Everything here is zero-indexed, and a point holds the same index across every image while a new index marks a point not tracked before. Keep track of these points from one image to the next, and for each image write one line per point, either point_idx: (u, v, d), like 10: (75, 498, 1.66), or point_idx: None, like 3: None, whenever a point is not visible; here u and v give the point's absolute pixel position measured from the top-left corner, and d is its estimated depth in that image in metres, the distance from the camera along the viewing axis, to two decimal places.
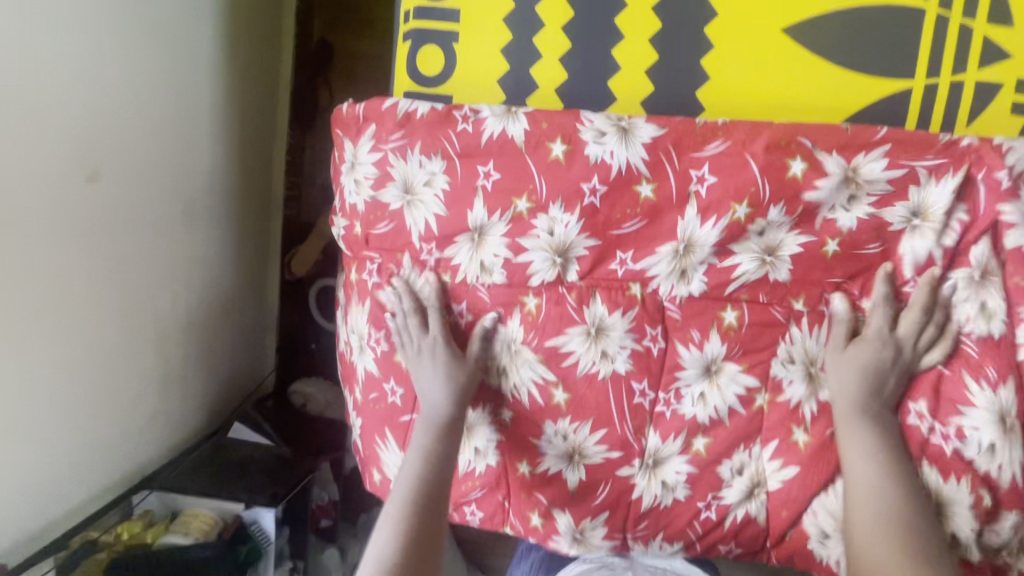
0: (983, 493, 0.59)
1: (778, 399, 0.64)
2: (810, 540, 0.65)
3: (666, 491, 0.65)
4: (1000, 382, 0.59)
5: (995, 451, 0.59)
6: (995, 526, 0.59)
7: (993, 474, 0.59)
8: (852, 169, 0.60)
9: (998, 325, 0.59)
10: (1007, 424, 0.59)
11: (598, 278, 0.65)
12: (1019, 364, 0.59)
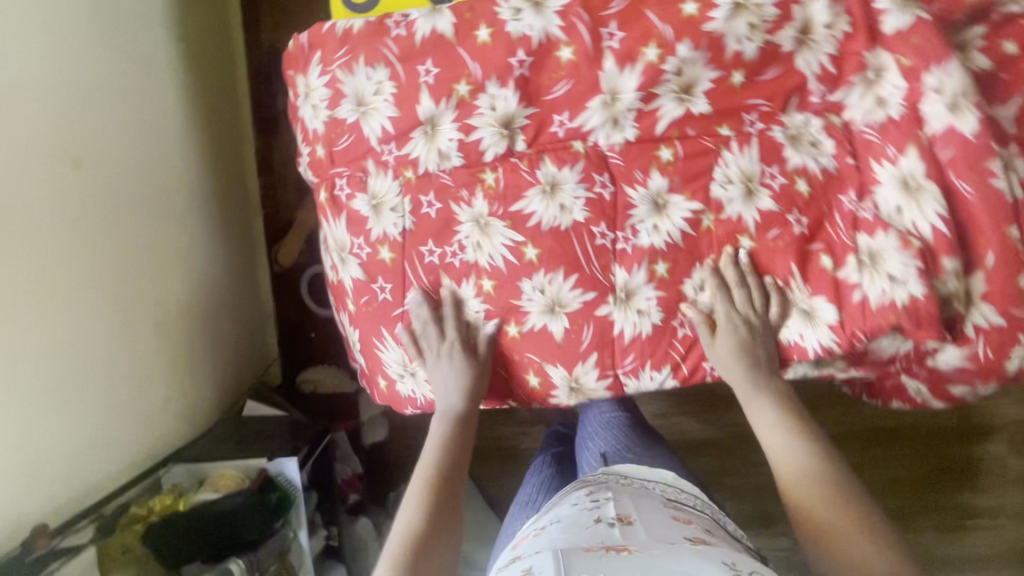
0: (908, 248, 0.65)
1: (722, 217, 0.70)
2: (783, 331, 0.72)
3: (643, 318, 0.72)
4: (901, 155, 0.67)
5: (903, 212, 0.66)
6: (935, 277, 0.65)
7: (912, 230, 0.66)
8: None
9: (897, 107, 0.67)
10: (911, 187, 0.66)
11: (544, 143, 0.72)
12: (925, 137, 0.66)
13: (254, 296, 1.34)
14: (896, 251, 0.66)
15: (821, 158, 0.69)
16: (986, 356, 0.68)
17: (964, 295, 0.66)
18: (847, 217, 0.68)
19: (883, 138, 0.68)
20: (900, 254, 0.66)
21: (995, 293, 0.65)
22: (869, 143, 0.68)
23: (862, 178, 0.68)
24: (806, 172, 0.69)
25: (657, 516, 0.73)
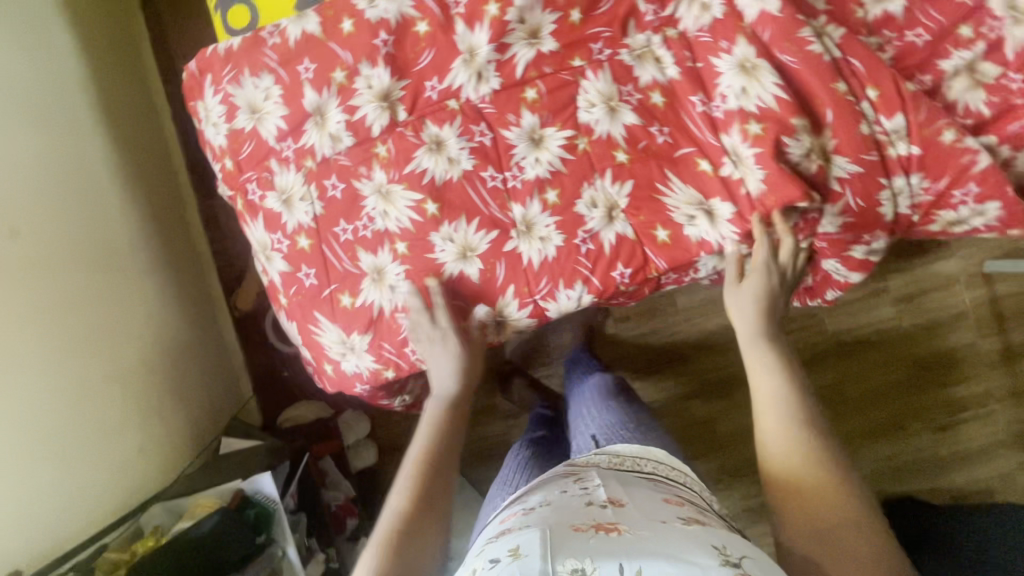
0: (753, 123, 0.71)
1: (594, 138, 0.77)
2: (683, 228, 0.75)
3: (545, 244, 0.77)
4: (734, 44, 0.73)
5: (749, 90, 0.71)
6: (791, 141, 0.70)
7: (759, 104, 0.71)
8: None
9: (721, 6, 0.75)
10: (748, 67, 0.72)
11: (423, 109, 0.79)
12: (747, 25, 0.73)
13: (221, 346, 1.38)
14: (748, 128, 0.71)
15: (667, 68, 0.77)
16: (858, 206, 0.74)
17: (819, 151, 0.71)
18: (700, 113, 0.75)
19: (713, 35, 0.75)
20: (751, 128, 0.71)
21: (846, 144, 0.71)
22: (704, 43, 0.75)
23: (708, 75, 0.75)
24: (657, 83, 0.77)
25: (647, 492, 0.64)
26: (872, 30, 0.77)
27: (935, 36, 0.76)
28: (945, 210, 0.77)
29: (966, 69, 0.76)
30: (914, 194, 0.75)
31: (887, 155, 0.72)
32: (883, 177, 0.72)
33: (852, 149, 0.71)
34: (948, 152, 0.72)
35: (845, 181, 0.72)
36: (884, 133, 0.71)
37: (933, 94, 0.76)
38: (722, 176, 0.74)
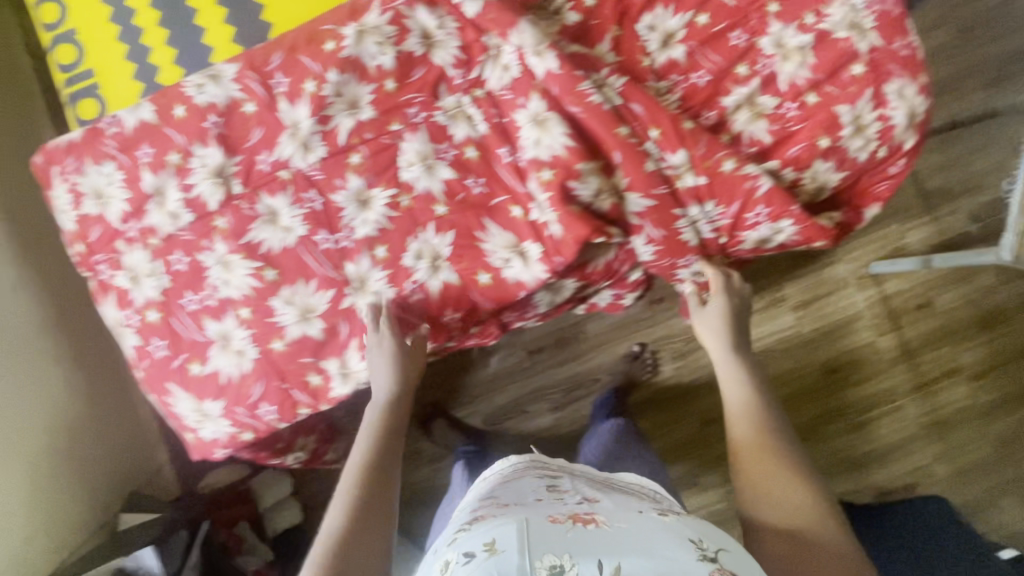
0: (543, 171, 0.78)
1: (416, 194, 0.82)
2: (502, 270, 0.80)
3: (378, 298, 0.81)
4: (529, 99, 0.80)
5: (541, 139, 0.78)
6: (580, 181, 0.76)
7: (551, 150, 0.78)
8: (361, 26, 0.82)
9: (518, 66, 0.81)
10: (540, 119, 0.79)
11: (256, 181, 0.83)
12: (539, 82, 0.80)
13: (155, 418, 1.35)
14: (543, 173, 0.78)
15: (478, 126, 0.83)
16: (659, 235, 0.80)
17: (603, 190, 0.78)
18: (508, 163, 0.81)
19: (512, 93, 0.82)
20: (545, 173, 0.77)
21: (635, 181, 0.78)
22: (506, 101, 0.82)
23: (513, 130, 0.82)
24: (471, 140, 0.83)
25: (622, 501, 0.67)
26: (661, 75, 0.84)
27: (715, 76, 0.83)
28: (747, 231, 0.83)
29: (746, 102, 0.83)
30: (712, 221, 0.81)
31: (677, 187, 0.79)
32: (676, 207, 0.79)
33: (640, 185, 0.78)
34: (731, 179, 0.79)
35: (641, 213, 0.79)
36: (670, 168, 0.79)
37: (720, 128, 0.83)
38: (532, 219, 0.79)
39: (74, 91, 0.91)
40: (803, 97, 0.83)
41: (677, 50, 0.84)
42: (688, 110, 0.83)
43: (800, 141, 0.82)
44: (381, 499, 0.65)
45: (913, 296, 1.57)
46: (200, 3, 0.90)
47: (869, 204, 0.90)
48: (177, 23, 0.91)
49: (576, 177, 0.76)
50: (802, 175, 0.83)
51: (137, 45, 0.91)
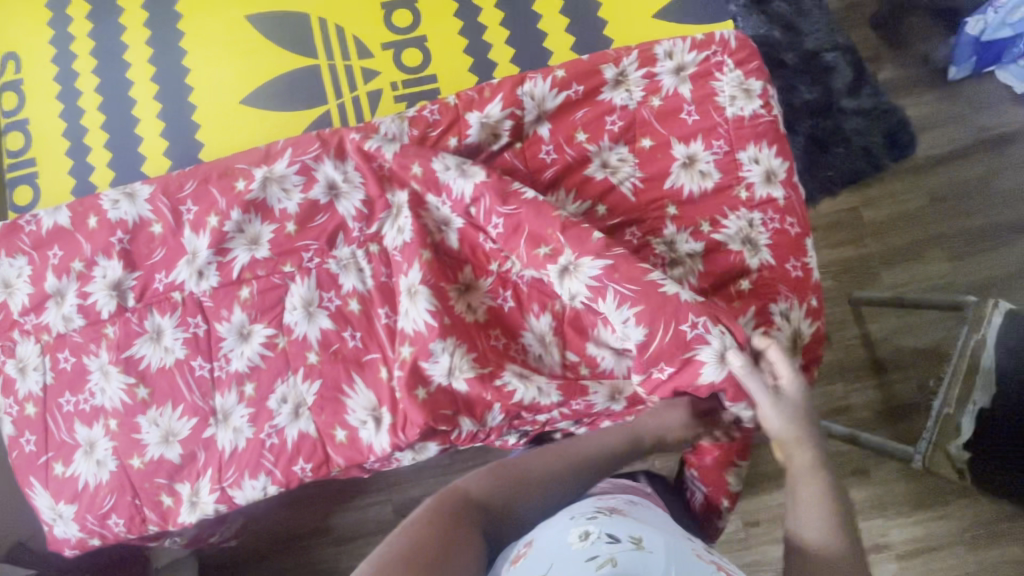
0: (406, 346, 0.80)
1: (292, 338, 0.84)
2: (359, 430, 0.81)
3: (237, 434, 0.82)
4: (411, 267, 0.83)
5: (409, 311, 0.80)
6: (433, 360, 0.78)
7: (416, 324, 0.79)
8: (268, 172, 0.86)
9: (413, 232, 0.84)
10: (413, 291, 0.81)
11: (150, 297, 0.87)
12: (422, 254, 0.83)
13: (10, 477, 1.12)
14: (405, 347, 0.80)
15: (366, 279, 0.85)
16: (631, 291, 0.77)
17: (453, 369, 0.78)
18: (385, 324, 0.83)
19: (399, 254, 0.84)
20: (405, 350, 0.80)
21: (582, 253, 0.79)
22: (395, 261, 0.85)
23: (395, 291, 0.84)
24: (356, 292, 0.85)
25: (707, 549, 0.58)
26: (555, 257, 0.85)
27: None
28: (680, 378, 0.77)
29: None
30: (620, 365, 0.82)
31: (530, 361, 0.83)
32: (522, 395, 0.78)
33: (495, 366, 0.80)
34: (598, 369, 0.83)
35: (490, 393, 0.78)
36: (528, 342, 0.83)
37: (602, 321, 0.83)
38: (386, 383, 0.81)
39: (13, 177, 0.97)
40: None
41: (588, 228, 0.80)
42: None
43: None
44: (520, 494, 0.64)
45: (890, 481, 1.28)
46: (144, 117, 0.97)
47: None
48: (119, 131, 0.97)
49: (428, 357, 0.78)
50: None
51: (79, 145, 0.97)
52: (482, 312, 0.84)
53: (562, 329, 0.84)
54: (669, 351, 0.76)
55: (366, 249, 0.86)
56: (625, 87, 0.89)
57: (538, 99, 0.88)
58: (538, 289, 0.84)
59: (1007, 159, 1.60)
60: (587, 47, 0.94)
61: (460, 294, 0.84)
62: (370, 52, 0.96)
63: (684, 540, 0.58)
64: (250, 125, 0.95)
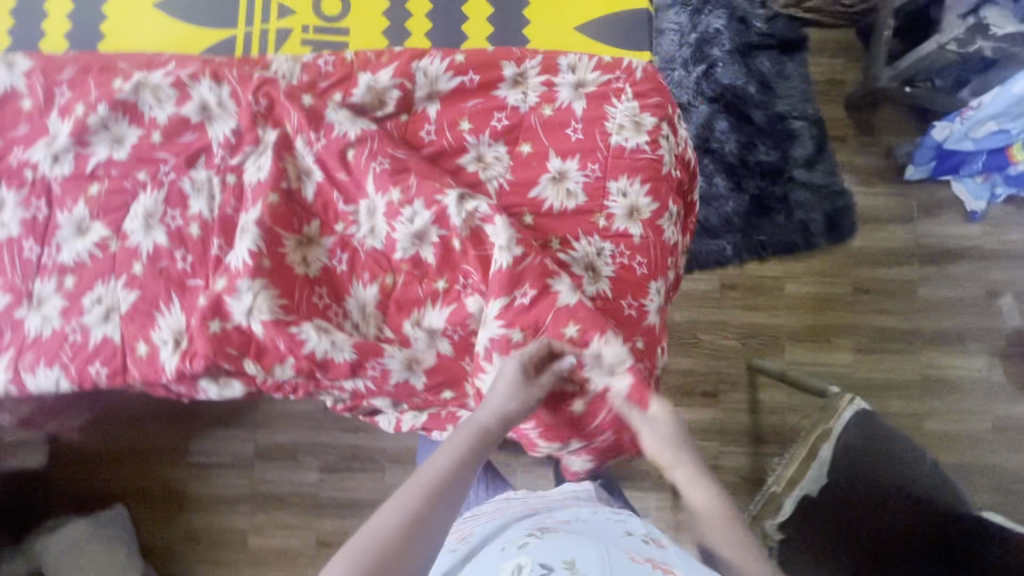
0: (224, 282, 0.82)
1: (125, 244, 0.85)
2: (159, 349, 0.82)
3: (45, 321, 0.83)
4: (253, 205, 0.84)
5: (238, 246, 0.82)
6: (237, 296, 0.81)
7: (236, 260, 0.82)
8: (143, 80, 0.86)
9: (271, 172, 0.84)
10: (245, 229, 0.82)
11: (1, 168, 0.87)
12: (269, 195, 0.83)
13: None
14: (222, 282, 0.82)
15: (213, 205, 0.85)
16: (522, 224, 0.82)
17: (252, 308, 0.80)
18: (215, 255, 0.84)
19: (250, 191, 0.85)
20: (220, 284, 0.82)
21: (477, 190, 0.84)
22: (246, 197, 0.85)
23: (234, 226, 0.85)
24: (199, 216, 0.85)
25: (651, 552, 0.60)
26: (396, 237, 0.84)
27: (449, 252, 0.83)
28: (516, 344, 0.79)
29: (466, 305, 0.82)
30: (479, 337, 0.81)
31: (345, 325, 0.84)
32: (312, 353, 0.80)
33: (298, 321, 0.82)
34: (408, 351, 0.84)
35: (283, 342, 0.80)
36: (349, 308, 0.85)
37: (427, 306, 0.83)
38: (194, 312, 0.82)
39: None
40: None
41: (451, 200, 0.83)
42: (410, 274, 0.84)
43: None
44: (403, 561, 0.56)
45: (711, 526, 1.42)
46: None
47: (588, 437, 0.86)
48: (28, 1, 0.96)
49: (235, 293, 0.81)
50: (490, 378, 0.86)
51: None
52: (313, 268, 0.85)
53: (386, 304, 0.85)
54: (532, 291, 0.80)
55: (222, 179, 0.86)
56: (522, 89, 0.89)
57: (432, 77, 0.88)
58: (379, 257, 0.85)
59: (950, 272, 1.53)
60: (502, 41, 0.94)
61: (300, 244, 0.85)
62: None
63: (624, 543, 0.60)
64: (155, 29, 0.94)
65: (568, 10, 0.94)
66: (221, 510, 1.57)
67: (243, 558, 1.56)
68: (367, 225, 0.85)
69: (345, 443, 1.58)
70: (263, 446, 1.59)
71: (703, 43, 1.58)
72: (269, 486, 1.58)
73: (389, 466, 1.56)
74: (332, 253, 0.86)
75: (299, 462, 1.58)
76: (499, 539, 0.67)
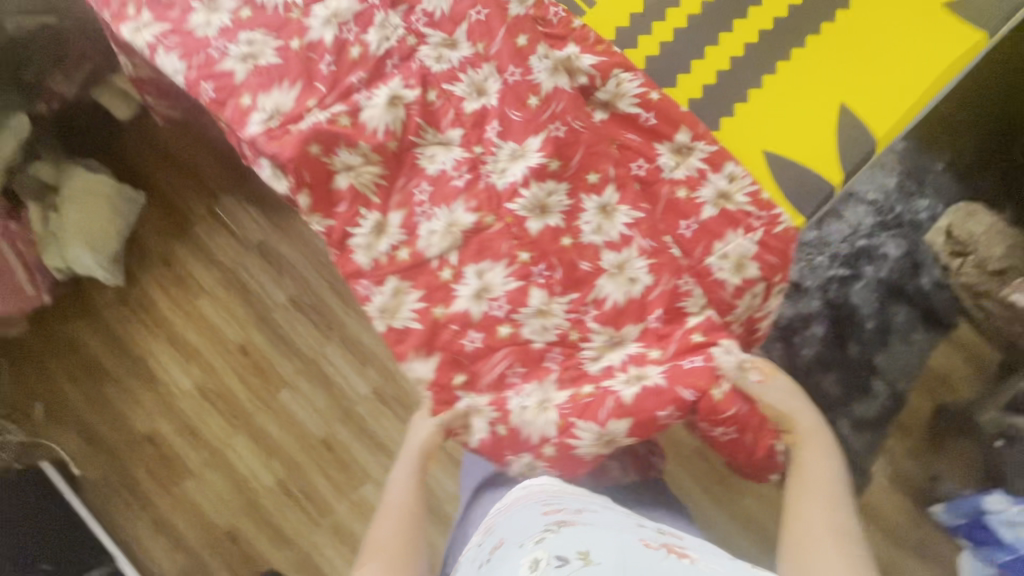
0: (342, 117, 0.88)
1: (302, 19, 0.91)
2: (255, 113, 0.89)
3: (206, 25, 0.92)
4: (412, 86, 0.90)
5: (376, 106, 0.89)
6: (351, 149, 0.88)
7: (365, 112, 0.89)
8: None
9: (444, 70, 0.90)
10: (393, 102, 0.89)
11: None
12: (426, 83, 0.90)
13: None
14: (335, 110, 0.88)
15: (383, 46, 0.90)
16: (648, 246, 0.86)
17: (353, 164, 0.89)
18: (351, 87, 0.89)
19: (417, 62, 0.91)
20: (331, 114, 0.88)
21: (623, 203, 0.87)
22: (411, 63, 0.91)
23: (379, 80, 0.90)
24: (366, 43, 0.90)
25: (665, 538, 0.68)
26: (485, 189, 0.88)
27: (546, 239, 0.87)
28: (580, 347, 0.85)
29: (480, 280, 0.86)
30: (549, 324, 0.85)
31: (421, 225, 0.88)
32: (355, 236, 0.89)
33: (364, 199, 0.89)
34: (416, 283, 0.88)
35: (347, 208, 0.89)
36: (425, 225, 0.88)
37: (452, 264, 0.87)
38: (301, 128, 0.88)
39: None
40: (532, 341, 0.85)
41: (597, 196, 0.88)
42: (506, 227, 0.87)
43: (485, 335, 0.85)
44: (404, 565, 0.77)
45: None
46: None
47: (522, 452, 0.83)
48: None
49: (348, 146, 0.88)
50: (460, 352, 0.86)
51: None
52: (405, 159, 0.90)
53: (468, 240, 0.87)
54: (668, 302, 0.84)
55: (405, 34, 0.91)
56: (679, 159, 0.89)
57: (620, 90, 0.90)
58: (462, 195, 0.88)
59: None
60: (699, 110, 0.93)
61: (417, 142, 0.90)
62: None
63: (637, 529, 0.68)
64: None
65: (774, 130, 0.92)
66: (201, 260, 1.70)
67: (184, 307, 1.68)
68: (493, 162, 0.88)
69: (323, 293, 1.66)
70: (268, 242, 1.69)
71: (863, 256, 1.54)
72: (246, 276, 1.68)
73: (336, 339, 1.64)
74: (426, 160, 0.90)
75: (281, 277, 1.67)
76: (511, 521, 0.73)
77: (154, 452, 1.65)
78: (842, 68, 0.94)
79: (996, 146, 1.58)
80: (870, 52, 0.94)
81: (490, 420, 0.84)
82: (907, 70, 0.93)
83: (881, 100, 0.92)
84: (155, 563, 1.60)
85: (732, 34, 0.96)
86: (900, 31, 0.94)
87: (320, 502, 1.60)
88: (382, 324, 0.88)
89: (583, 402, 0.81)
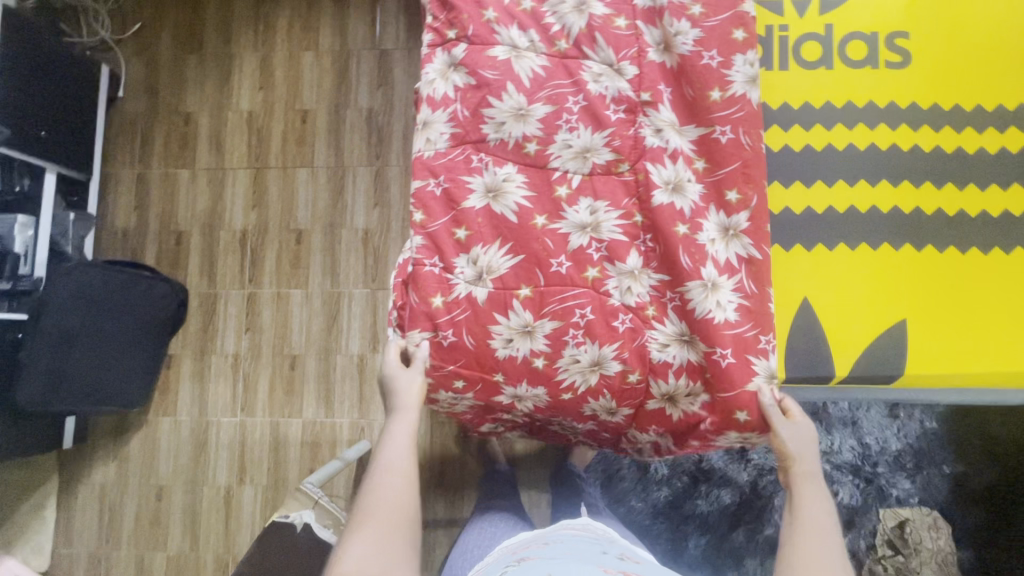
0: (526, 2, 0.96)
1: None
2: None
3: None
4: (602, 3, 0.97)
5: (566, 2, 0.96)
6: (520, 35, 0.95)
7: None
8: None
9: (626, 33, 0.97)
10: (580, 7, 0.96)
11: None
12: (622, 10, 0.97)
13: None
14: None
15: None
16: (749, 288, 0.93)
17: (519, 48, 0.95)
18: None
19: (625, 16, 0.97)
20: None
21: (745, 229, 0.95)
22: (621, 12, 0.97)
23: None
24: None
25: (630, 563, 0.79)
26: (635, 139, 0.95)
27: (654, 218, 0.93)
28: (650, 325, 0.93)
29: (584, 223, 0.94)
30: (633, 289, 0.93)
31: (563, 131, 0.94)
32: (492, 108, 0.93)
33: (515, 79, 0.94)
34: (529, 179, 0.94)
35: (495, 77, 0.93)
36: (560, 138, 0.94)
37: (538, 170, 0.94)
38: None
39: None
40: (566, 289, 0.92)
41: (723, 217, 0.96)
42: (637, 181, 0.95)
43: (573, 266, 0.92)
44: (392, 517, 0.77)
45: (315, 435, 1.60)
46: None
47: (539, 386, 0.92)
48: None
49: (521, 29, 0.95)
50: (543, 267, 0.92)
51: None
52: (569, 68, 0.95)
53: (592, 179, 0.95)
54: (744, 343, 0.91)
55: None
56: (719, 235, 0.95)
57: (731, 221, 0.95)
58: (611, 129, 0.95)
59: None
60: (785, 225, 1.04)
61: (575, 55, 0.96)
62: (829, 30, 1.06)
63: (603, 556, 0.80)
64: None
65: (846, 296, 1.01)
66: (332, 23, 1.74)
67: (293, 48, 1.74)
68: (653, 117, 0.96)
69: (394, 125, 1.69)
70: (390, 54, 1.71)
71: None
72: (352, 62, 1.72)
73: (373, 168, 1.68)
74: (590, 76, 0.96)
75: (377, 87, 1.71)
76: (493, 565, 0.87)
77: (180, 129, 1.75)
78: (921, 300, 1.01)
79: (1009, 498, 1.47)
80: (921, 301, 1.01)
81: (535, 342, 0.91)
82: (960, 348, 0.99)
83: (919, 346, 0.99)
84: (115, 206, 1.75)
85: (808, 189, 1.05)
86: (958, 306, 1.00)
87: (255, 272, 1.68)
88: (484, 201, 0.92)
89: (623, 387, 0.92)
